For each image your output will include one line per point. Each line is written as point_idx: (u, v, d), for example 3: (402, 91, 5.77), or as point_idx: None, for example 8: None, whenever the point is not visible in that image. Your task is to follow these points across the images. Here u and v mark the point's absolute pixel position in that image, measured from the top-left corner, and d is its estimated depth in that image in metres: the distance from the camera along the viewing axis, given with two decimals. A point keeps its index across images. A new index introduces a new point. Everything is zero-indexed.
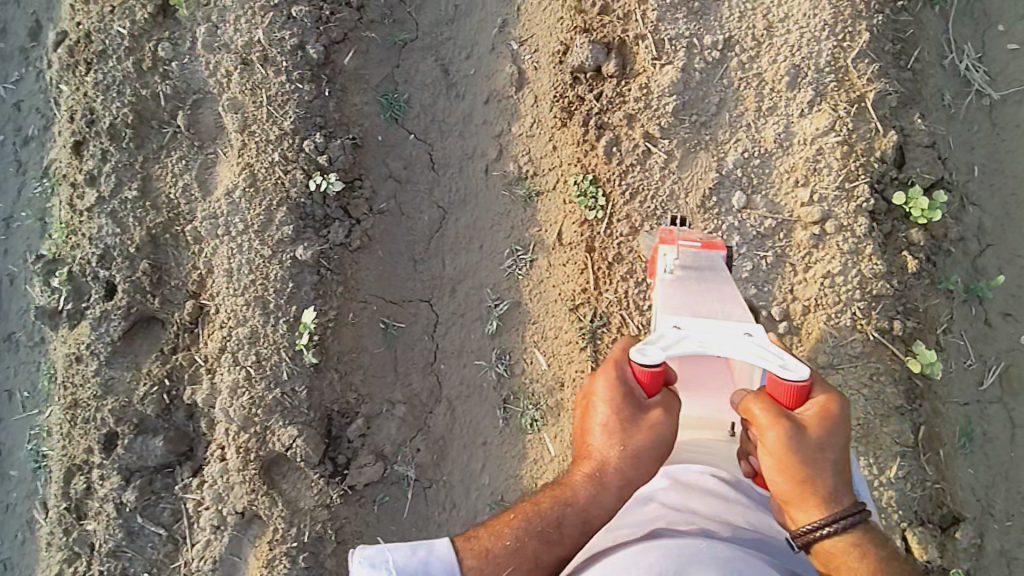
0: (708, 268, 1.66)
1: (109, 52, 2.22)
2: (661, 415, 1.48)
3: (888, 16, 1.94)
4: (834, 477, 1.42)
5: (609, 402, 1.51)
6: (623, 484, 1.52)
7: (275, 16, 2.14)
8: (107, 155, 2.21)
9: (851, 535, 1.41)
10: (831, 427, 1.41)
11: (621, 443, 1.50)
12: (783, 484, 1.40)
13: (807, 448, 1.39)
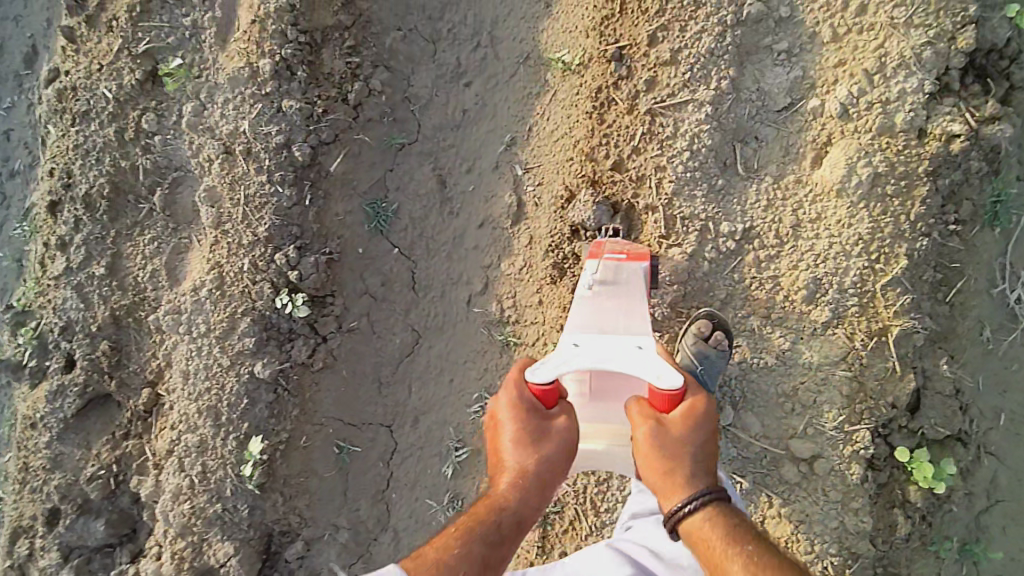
0: (627, 278, 1.61)
1: (93, 113, 2.06)
2: (565, 421, 1.36)
3: (935, 238, 1.71)
4: (701, 465, 1.33)
5: (512, 413, 1.37)
6: (542, 491, 1.34)
7: (263, 107, 1.94)
8: (80, 224, 2.10)
9: (723, 509, 1.31)
10: (699, 419, 1.35)
11: (530, 444, 1.35)
12: (649, 475, 1.32)
13: (672, 443, 1.32)
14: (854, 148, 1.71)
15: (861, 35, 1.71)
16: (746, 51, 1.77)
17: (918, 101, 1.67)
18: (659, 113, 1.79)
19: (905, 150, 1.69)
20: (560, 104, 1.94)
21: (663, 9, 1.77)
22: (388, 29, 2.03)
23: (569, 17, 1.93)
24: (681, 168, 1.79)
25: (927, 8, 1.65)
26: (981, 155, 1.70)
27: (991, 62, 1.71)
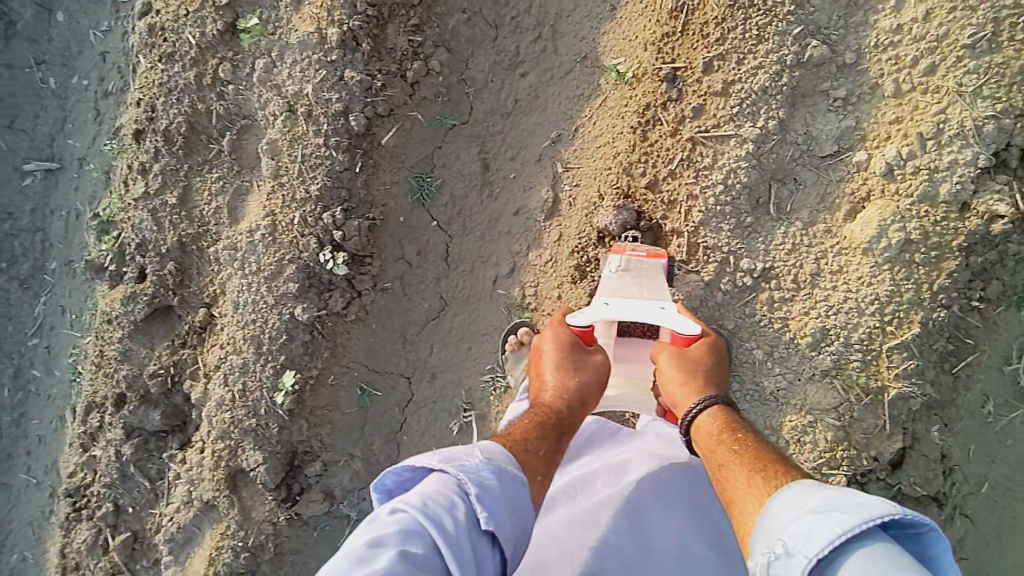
0: (649, 269, 1.81)
1: (178, 56, 2.23)
2: (600, 358, 1.68)
3: (953, 311, 1.70)
4: (712, 386, 1.60)
5: (553, 348, 1.68)
6: (583, 403, 1.60)
7: (328, 74, 2.05)
8: (159, 154, 2.31)
9: (732, 420, 1.50)
10: (714, 355, 1.66)
11: (574, 366, 1.63)
12: (667, 384, 1.60)
13: (690, 362, 1.61)
14: (891, 210, 1.68)
15: (923, 95, 1.65)
16: (801, 93, 1.76)
17: (970, 173, 1.61)
18: (702, 141, 1.83)
19: (941, 222, 1.65)
20: (610, 111, 2.00)
21: (725, 38, 1.78)
22: (452, 10, 2.09)
23: (631, 25, 1.97)
24: (712, 201, 1.83)
25: (1001, 80, 1.58)
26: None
27: None
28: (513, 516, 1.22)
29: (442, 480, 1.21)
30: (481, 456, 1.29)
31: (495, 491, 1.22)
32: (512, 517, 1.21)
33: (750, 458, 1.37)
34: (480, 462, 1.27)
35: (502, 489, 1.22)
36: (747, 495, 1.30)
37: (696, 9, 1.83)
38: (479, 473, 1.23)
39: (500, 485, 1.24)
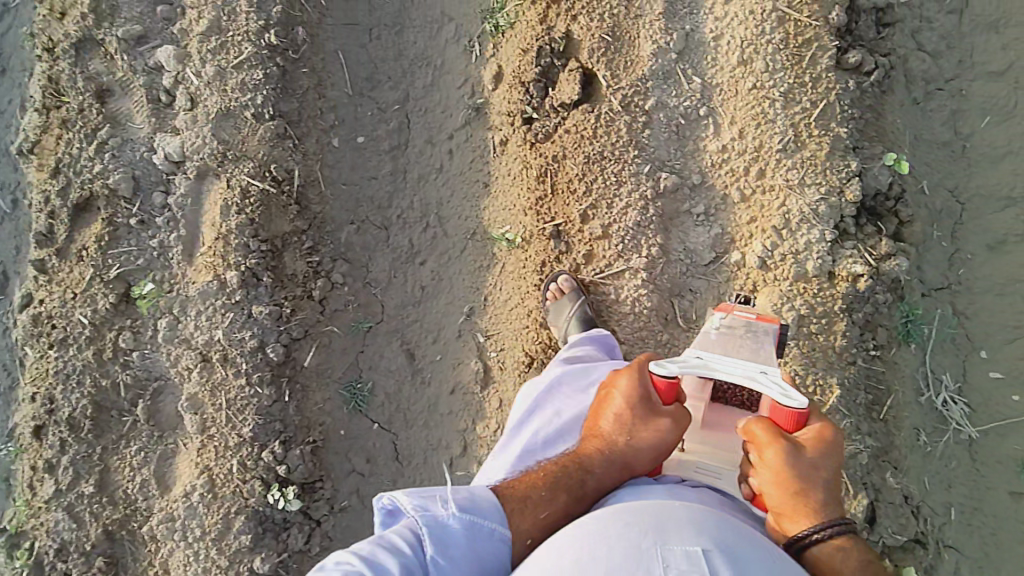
0: (756, 338, 1.50)
1: (71, 340, 2.17)
2: (670, 426, 1.38)
3: (860, 365, 1.92)
4: (829, 493, 1.30)
5: (626, 393, 1.46)
6: (623, 470, 1.41)
7: (235, 315, 2.10)
8: (65, 445, 2.16)
9: (850, 543, 1.26)
10: (829, 448, 1.32)
11: (634, 426, 1.40)
12: (776, 494, 1.28)
13: (804, 465, 1.29)
14: (777, 294, 1.89)
15: (765, 195, 1.93)
16: (668, 217, 1.99)
17: (822, 249, 1.88)
18: (602, 282, 2.00)
19: (818, 293, 1.89)
20: (509, 275, 2.16)
21: (590, 190, 1.98)
22: (341, 223, 2.22)
23: (507, 199, 2.16)
24: (627, 330, 1.99)
25: (816, 169, 1.89)
26: (887, 290, 1.92)
27: (880, 202, 1.94)
28: (476, 573, 1.25)
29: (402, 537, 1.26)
30: (454, 505, 1.30)
31: (457, 551, 1.25)
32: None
33: None
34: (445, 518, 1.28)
35: (464, 550, 1.25)
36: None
37: (560, 170, 2.02)
38: (444, 529, 1.26)
39: (462, 542, 1.26)
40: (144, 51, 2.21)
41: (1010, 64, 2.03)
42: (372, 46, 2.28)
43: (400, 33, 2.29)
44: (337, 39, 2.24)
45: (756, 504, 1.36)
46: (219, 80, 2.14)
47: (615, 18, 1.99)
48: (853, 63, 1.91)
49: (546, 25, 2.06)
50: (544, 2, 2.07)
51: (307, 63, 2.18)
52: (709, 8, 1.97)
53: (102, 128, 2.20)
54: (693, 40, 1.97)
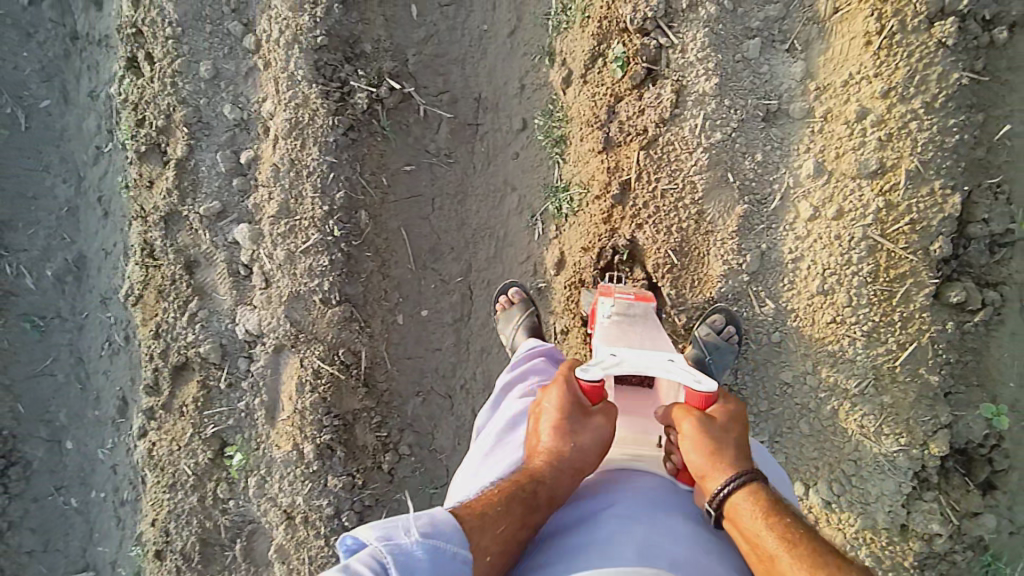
0: (640, 320, 1.69)
1: (179, 483, 2.42)
2: (604, 422, 1.38)
3: None
4: (733, 447, 1.33)
5: (555, 401, 1.41)
6: (575, 475, 1.35)
7: (314, 483, 2.25)
8: (180, 572, 2.42)
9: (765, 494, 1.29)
10: (734, 421, 1.38)
11: (573, 429, 1.36)
12: (694, 459, 1.30)
13: (719, 431, 1.34)
14: (841, 538, 1.81)
15: (834, 435, 1.78)
16: None
17: (895, 502, 1.73)
18: None
19: (887, 545, 1.76)
20: None
21: None
22: (408, 397, 2.32)
23: None
24: None
25: (897, 417, 1.72)
26: (970, 548, 1.73)
27: (972, 447, 1.73)
28: None
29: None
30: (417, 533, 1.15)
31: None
32: None
33: (800, 545, 1.20)
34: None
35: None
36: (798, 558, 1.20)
37: None
38: (407, 557, 1.11)
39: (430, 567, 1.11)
40: (224, 226, 2.31)
41: None
42: (433, 216, 2.25)
43: (462, 202, 2.25)
44: (399, 214, 2.24)
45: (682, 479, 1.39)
46: (290, 263, 2.21)
47: (684, 232, 1.85)
48: (954, 301, 1.69)
49: (609, 226, 1.95)
50: (608, 201, 1.94)
51: (369, 244, 2.21)
52: (790, 224, 1.80)
53: (191, 299, 2.36)
54: (769, 260, 1.81)
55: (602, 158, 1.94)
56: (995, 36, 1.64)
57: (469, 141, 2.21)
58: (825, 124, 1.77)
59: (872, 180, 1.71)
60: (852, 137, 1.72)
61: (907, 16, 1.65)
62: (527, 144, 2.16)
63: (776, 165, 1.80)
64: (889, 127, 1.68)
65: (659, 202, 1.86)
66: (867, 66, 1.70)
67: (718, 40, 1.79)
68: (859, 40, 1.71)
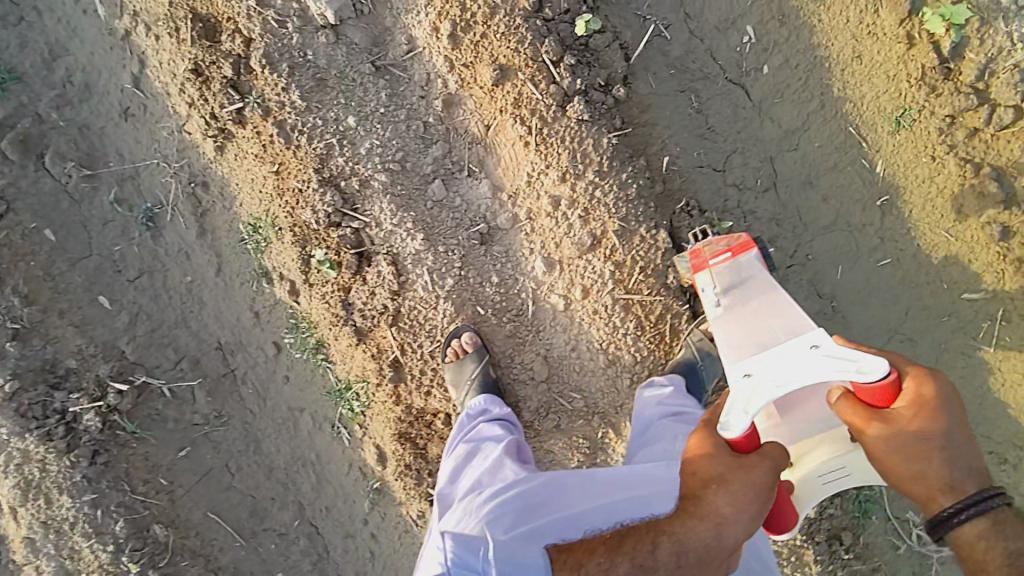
0: (757, 298, 1.59)
1: None
2: (762, 472, 1.11)
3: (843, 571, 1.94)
4: (953, 458, 1.12)
5: (700, 450, 1.15)
6: (719, 528, 1.12)
7: None
8: None
9: (984, 514, 1.11)
10: (946, 415, 1.11)
11: (721, 477, 1.12)
12: (894, 476, 1.13)
13: (908, 442, 1.10)
14: None
15: None
16: None
17: None
18: None
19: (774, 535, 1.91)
20: None
21: None
22: None
23: None
24: None
25: None
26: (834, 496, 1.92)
27: None
28: None
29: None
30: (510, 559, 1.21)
31: None
32: None
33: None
34: (490, 561, 1.21)
35: None
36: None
37: None
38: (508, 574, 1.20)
39: None
40: None
41: (836, 214, 2.02)
42: (237, 480, 2.04)
43: (259, 449, 2.06)
44: (198, 502, 1.99)
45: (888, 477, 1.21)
46: None
47: None
48: None
49: (403, 403, 1.93)
50: (388, 383, 1.92)
51: (181, 551, 1.94)
52: (552, 320, 1.88)
53: None
54: (553, 359, 1.88)
55: (362, 348, 1.91)
56: (616, 95, 1.84)
57: (233, 389, 2.05)
58: (532, 223, 1.86)
59: (594, 252, 1.83)
60: (559, 226, 1.84)
61: (544, 112, 1.80)
62: (291, 363, 2.04)
63: (513, 277, 1.88)
64: (581, 203, 1.82)
65: (433, 362, 1.88)
66: (535, 163, 1.83)
67: (404, 199, 1.82)
68: (518, 143, 1.83)
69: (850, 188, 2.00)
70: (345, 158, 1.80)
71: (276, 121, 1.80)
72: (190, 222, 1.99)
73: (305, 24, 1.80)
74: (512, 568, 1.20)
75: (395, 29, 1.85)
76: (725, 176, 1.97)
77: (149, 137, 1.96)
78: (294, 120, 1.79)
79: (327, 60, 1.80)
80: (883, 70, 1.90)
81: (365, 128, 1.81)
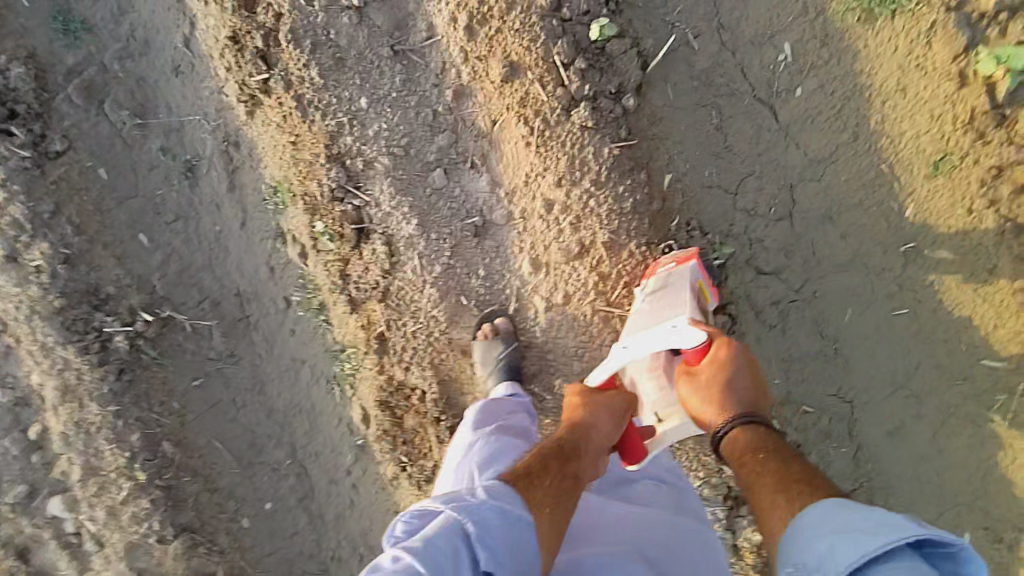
0: (674, 285, 1.60)
1: None
2: (615, 395, 1.56)
3: None
4: (739, 400, 1.40)
5: (573, 399, 1.58)
6: (596, 429, 1.46)
7: None
8: None
9: (756, 442, 1.34)
10: (736, 366, 1.42)
11: (588, 403, 1.53)
12: (699, 417, 1.42)
13: (708, 390, 1.41)
14: None
15: None
16: None
17: (719, 526, 1.89)
18: None
19: None
20: None
21: None
22: None
23: None
24: None
25: (689, 454, 1.88)
26: None
27: None
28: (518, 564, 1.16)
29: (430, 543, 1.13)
30: (485, 493, 1.22)
31: (497, 528, 1.16)
32: (516, 560, 1.15)
33: (776, 484, 1.23)
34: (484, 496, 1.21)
35: (503, 527, 1.17)
36: (765, 515, 1.21)
37: None
38: (493, 503, 1.20)
39: (506, 513, 1.19)
40: (38, 503, 2.22)
41: (854, 254, 1.88)
42: (240, 415, 2.25)
43: (263, 391, 2.26)
44: (205, 428, 2.23)
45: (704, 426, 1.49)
46: (114, 518, 2.17)
47: (446, 360, 1.96)
48: None
49: (385, 374, 2.01)
50: (373, 354, 2.00)
51: (185, 468, 2.19)
52: (533, 321, 1.91)
53: None
54: (528, 358, 1.92)
55: (354, 317, 2.00)
56: (625, 105, 1.82)
57: (245, 333, 2.23)
58: (526, 223, 1.88)
59: (581, 261, 1.83)
60: (550, 230, 1.85)
61: (548, 115, 1.80)
62: (297, 318, 2.20)
63: (500, 273, 1.91)
64: (574, 210, 1.81)
65: (414, 342, 1.94)
66: (535, 163, 1.83)
67: (403, 184, 1.89)
68: (520, 142, 1.84)
69: (872, 228, 1.86)
70: (352, 138, 1.89)
71: (296, 94, 1.91)
72: (222, 177, 2.16)
73: (331, 3, 1.88)
74: (496, 492, 1.23)
75: (417, 15, 1.89)
76: (736, 199, 1.90)
77: (194, 95, 2.13)
78: (313, 95, 1.89)
79: (348, 40, 1.89)
80: (928, 109, 1.78)
81: (376, 111, 1.89)
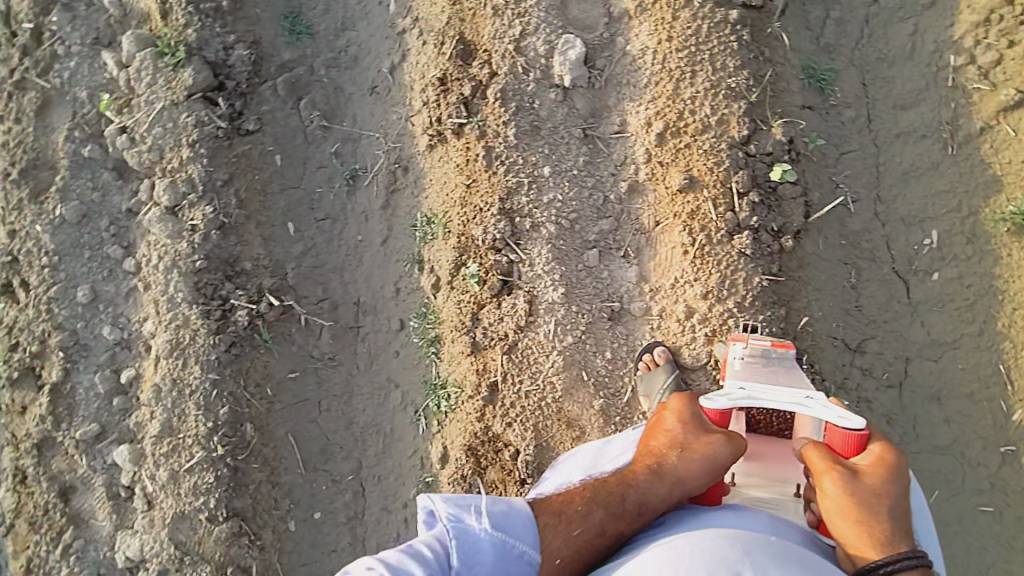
0: (776, 363, 1.64)
1: None
2: (723, 443, 1.44)
3: None
4: (898, 524, 1.32)
5: (677, 422, 1.54)
6: (673, 484, 1.43)
7: None
8: None
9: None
10: (894, 479, 1.36)
11: (687, 444, 1.47)
12: (848, 529, 1.31)
13: (866, 493, 1.33)
14: None
15: None
16: None
17: None
18: None
19: None
20: None
21: None
22: None
23: None
24: None
25: None
26: None
27: None
28: None
29: (395, 551, 1.36)
30: (486, 520, 1.40)
31: (484, 558, 1.37)
32: None
33: None
34: (483, 526, 1.39)
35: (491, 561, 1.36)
36: None
37: None
38: (483, 536, 1.38)
39: (498, 545, 1.38)
40: (102, 447, 2.23)
41: (954, 440, 1.97)
42: (321, 418, 2.30)
43: (350, 401, 2.31)
44: (286, 421, 2.27)
45: (824, 532, 1.39)
46: (173, 483, 2.18)
47: (546, 427, 2.02)
48: None
49: (483, 423, 2.07)
50: (479, 400, 2.07)
51: (257, 454, 2.22)
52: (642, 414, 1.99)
53: (66, 529, 2.22)
54: None
55: (470, 359, 2.09)
56: (783, 244, 1.95)
57: (352, 342, 2.31)
58: (661, 322, 2.00)
59: (707, 371, 1.95)
60: (684, 333, 1.97)
61: (712, 232, 1.95)
62: (406, 343, 2.29)
63: (625, 360, 2.01)
64: (711, 323, 1.94)
65: (525, 401, 2.03)
66: (687, 271, 1.97)
67: (561, 253, 2.02)
68: (678, 248, 1.98)
69: (978, 421, 1.96)
70: (527, 199, 2.03)
71: (487, 144, 2.06)
72: (380, 193, 2.29)
73: (543, 78, 2.07)
74: (500, 516, 1.41)
75: (614, 110, 2.07)
76: (856, 356, 2.01)
77: (382, 115, 2.29)
78: (503, 151, 2.05)
79: (547, 113, 2.07)
80: None
81: (554, 181, 2.04)
